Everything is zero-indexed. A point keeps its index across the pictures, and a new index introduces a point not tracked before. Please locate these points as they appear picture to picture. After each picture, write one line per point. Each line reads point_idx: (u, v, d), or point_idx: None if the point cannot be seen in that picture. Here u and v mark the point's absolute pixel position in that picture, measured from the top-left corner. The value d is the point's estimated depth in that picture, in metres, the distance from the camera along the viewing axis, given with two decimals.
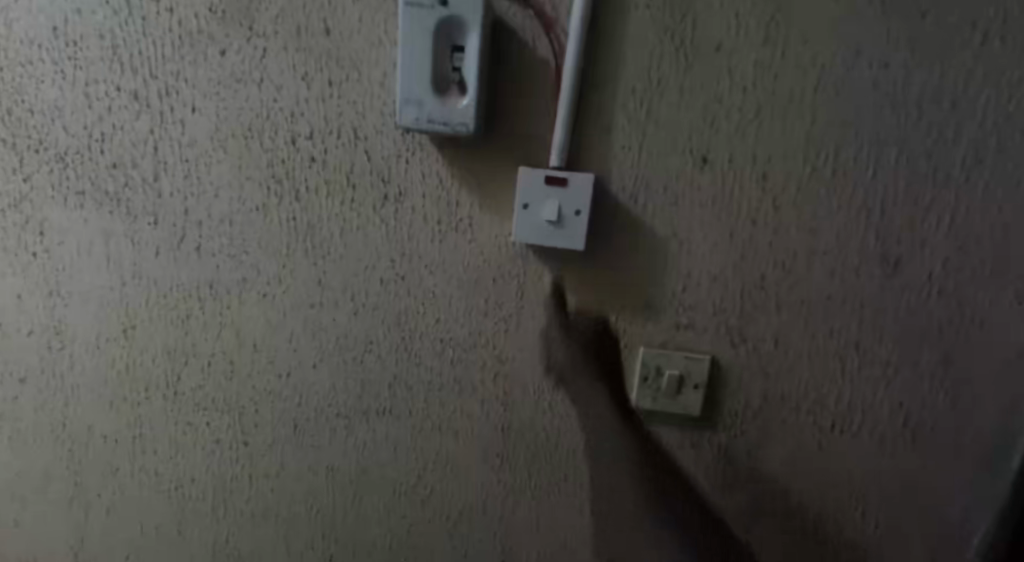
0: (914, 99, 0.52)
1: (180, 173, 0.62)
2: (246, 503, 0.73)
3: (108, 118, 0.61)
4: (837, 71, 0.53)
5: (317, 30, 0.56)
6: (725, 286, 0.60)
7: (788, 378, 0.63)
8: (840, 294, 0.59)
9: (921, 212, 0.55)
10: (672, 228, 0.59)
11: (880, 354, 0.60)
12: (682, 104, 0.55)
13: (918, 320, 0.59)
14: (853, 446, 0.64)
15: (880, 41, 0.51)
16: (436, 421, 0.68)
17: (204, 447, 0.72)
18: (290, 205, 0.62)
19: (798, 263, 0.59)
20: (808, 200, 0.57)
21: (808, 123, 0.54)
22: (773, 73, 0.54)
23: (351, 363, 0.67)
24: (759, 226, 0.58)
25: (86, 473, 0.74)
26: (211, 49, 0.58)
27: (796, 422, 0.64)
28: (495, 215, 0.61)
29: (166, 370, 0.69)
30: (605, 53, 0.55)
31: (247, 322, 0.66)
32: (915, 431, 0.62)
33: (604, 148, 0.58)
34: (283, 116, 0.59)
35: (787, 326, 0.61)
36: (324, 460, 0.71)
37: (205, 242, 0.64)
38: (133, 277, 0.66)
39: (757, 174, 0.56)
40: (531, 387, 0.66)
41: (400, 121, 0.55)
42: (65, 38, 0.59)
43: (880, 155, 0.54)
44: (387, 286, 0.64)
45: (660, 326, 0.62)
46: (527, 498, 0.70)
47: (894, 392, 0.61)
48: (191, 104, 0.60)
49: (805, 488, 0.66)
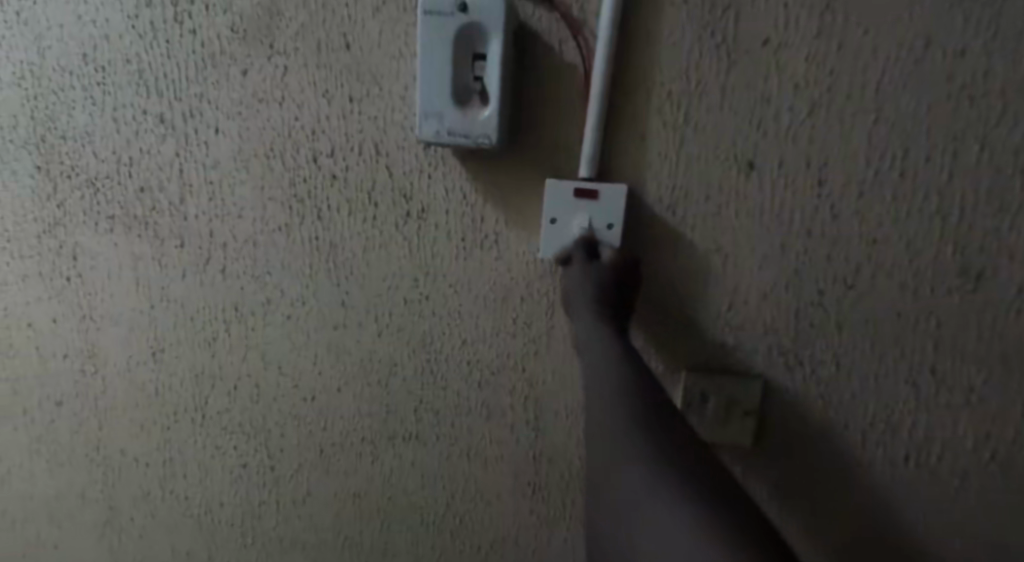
0: (997, 89, 0.46)
1: (205, 196, 0.62)
2: (273, 530, 0.72)
3: (136, 142, 0.61)
4: (905, 63, 0.47)
5: (337, 45, 0.55)
6: (777, 303, 0.54)
7: (852, 406, 0.56)
8: (912, 312, 0.52)
9: (1008, 217, 0.48)
10: (715, 241, 0.54)
11: (962, 380, 0.53)
12: (725, 106, 0.50)
13: (1006, 340, 0.51)
14: (930, 483, 0.56)
15: (955, 26, 0.45)
16: (464, 447, 0.65)
17: (232, 471, 0.71)
18: (313, 224, 0.60)
19: (861, 277, 0.52)
20: (871, 206, 0.50)
21: (871, 121, 0.48)
22: (829, 68, 0.48)
23: (375, 387, 0.64)
24: (814, 237, 0.52)
25: (121, 494, 0.74)
26: (233, 69, 0.57)
27: (863, 454, 0.57)
28: (522, 230, 0.57)
29: (195, 394, 0.69)
30: (638, 54, 0.51)
31: (272, 343, 0.65)
32: (1004, 467, 0.54)
33: (638, 156, 0.53)
34: (304, 135, 0.58)
35: (849, 347, 0.54)
36: (350, 487, 0.69)
37: (229, 264, 0.63)
38: (161, 300, 0.66)
39: (811, 179, 0.51)
40: (564, 411, 0.62)
41: (420, 135, 0.52)
42: (94, 64, 0.59)
43: (957, 154, 0.48)
44: (411, 306, 0.61)
45: (704, 348, 0.57)
46: (562, 529, 0.66)
47: (975, 421, 0.54)
48: (214, 125, 0.59)
49: (876, 528, 0.58)
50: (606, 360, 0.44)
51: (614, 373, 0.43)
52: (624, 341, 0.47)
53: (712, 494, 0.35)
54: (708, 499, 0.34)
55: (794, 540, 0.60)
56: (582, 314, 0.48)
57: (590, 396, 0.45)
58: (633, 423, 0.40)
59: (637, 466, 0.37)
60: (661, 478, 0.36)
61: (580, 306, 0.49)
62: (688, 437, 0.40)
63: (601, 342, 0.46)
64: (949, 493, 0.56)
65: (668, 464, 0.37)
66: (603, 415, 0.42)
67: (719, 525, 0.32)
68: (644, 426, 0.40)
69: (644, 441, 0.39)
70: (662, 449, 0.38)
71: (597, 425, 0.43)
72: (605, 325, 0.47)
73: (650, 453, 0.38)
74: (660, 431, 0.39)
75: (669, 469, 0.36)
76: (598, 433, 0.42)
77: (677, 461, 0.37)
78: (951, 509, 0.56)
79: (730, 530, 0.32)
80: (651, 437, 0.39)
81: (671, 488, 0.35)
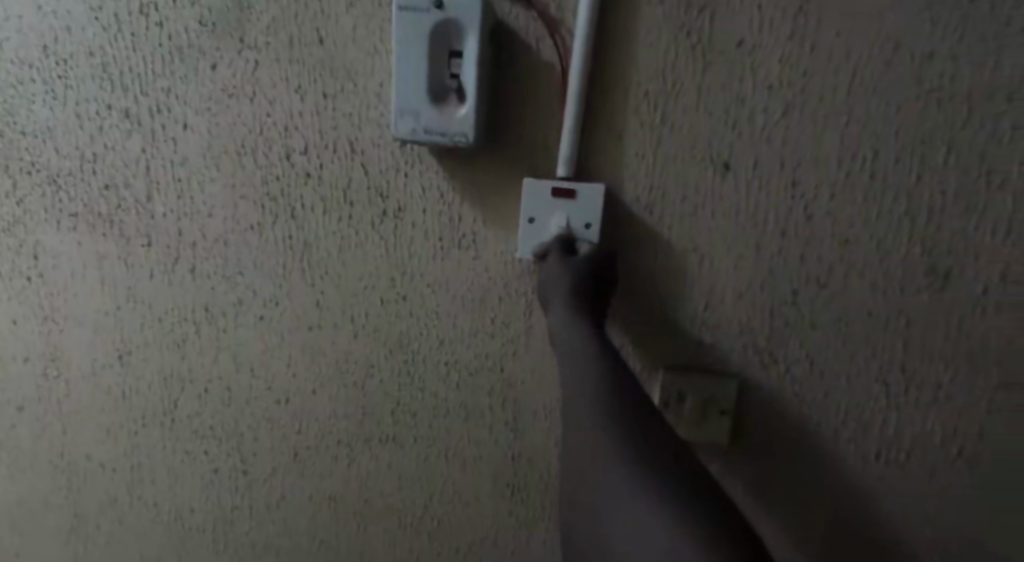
0: (964, 92, 0.47)
1: (174, 193, 0.60)
2: (246, 535, 0.71)
3: (100, 138, 0.59)
4: (875, 65, 0.47)
5: (310, 40, 0.53)
6: (752, 303, 0.55)
7: (825, 403, 0.57)
8: (882, 311, 0.53)
9: (974, 218, 0.49)
10: (691, 241, 0.54)
11: (930, 377, 0.54)
12: (701, 106, 0.50)
13: (972, 338, 0.52)
14: (900, 478, 0.57)
15: (923, 30, 0.46)
16: (443, 449, 0.64)
17: (204, 476, 0.69)
18: (286, 223, 0.59)
19: (834, 277, 0.53)
20: (843, 207, 0.51)
21: (843, 123, 0.49)
22: (802, 69, 0.48)
23: (351, 389, 0.63)
24: (788, 237, 0.53)
25: (87, 500, 0.72)
26: (201, 63, 0.55)
27: (836, 451, 0.58)
28: (500, 229, 0.56)
29: (164, 397, 0.67)
30: (615, 53, 0.50)
31: (244, 344, 0.64)
32: (971, 462, 0.55)
33: (616, 156, 0.53)
34: (276, 131, 0.57)
35: (823, 346, 0.55)
36: (326, 490, 0.67)
37: (198, 264, 0.62)
38: (127, 301, 0.64)
39: (785, 179, 0.51)
40: (543, 411, 0.61)
41: (395, 133, 0.51)
42: (55, 57, 0.57)
43: (925, 157, 0.49)
44: (388, 307, 0.60)
45: (682, 347, 0.57)
46: (541, 530, 0.66)
47: (943, 417, 0.55)
48: (182, 121, 0.58)
49: (850, 523, 0.59)
50: (584, 359, 0.44)
51: (594, 372, 0.43)
52: (602, 338, 0.46)
53: (693, 497, 0.34)
54: (690, 505, 0.33)
55: (772, 537, 0.61)
56: (560, 311, 0.48)
57: (569, 397, 0.44)
58: (612, 423, 0.40)
59: (617, 468, 0.37)
60: (642, 485, 0.35)
61: (558, 302, 0.48)
62: (667, 436, 0.40)
63: (579, 340, 0.45)
64: (918, 488, 0.57)
65: (647, 465, 0.36)
66: (582, 413, 0.42)
67: (700, 530, 0.32)
68: (624, 427, 0.39)
69: (624, 443, 0.38)
70: (642, 451, 0.37)
71: (575, 428, 0.42)
72: (583, 323, 0.47)
73: (630, 455, 0.37)
74: (640, 433, 0.39)
75: (648, 470, 0.36)
76: (578, 436, 0.42)
77: (655, 461, 0.37)
78: (921, 503, 0.58)
79: (710, 534, 0.32)
80: (631, 440, 0.38)
81: (651, 490, 0.35)
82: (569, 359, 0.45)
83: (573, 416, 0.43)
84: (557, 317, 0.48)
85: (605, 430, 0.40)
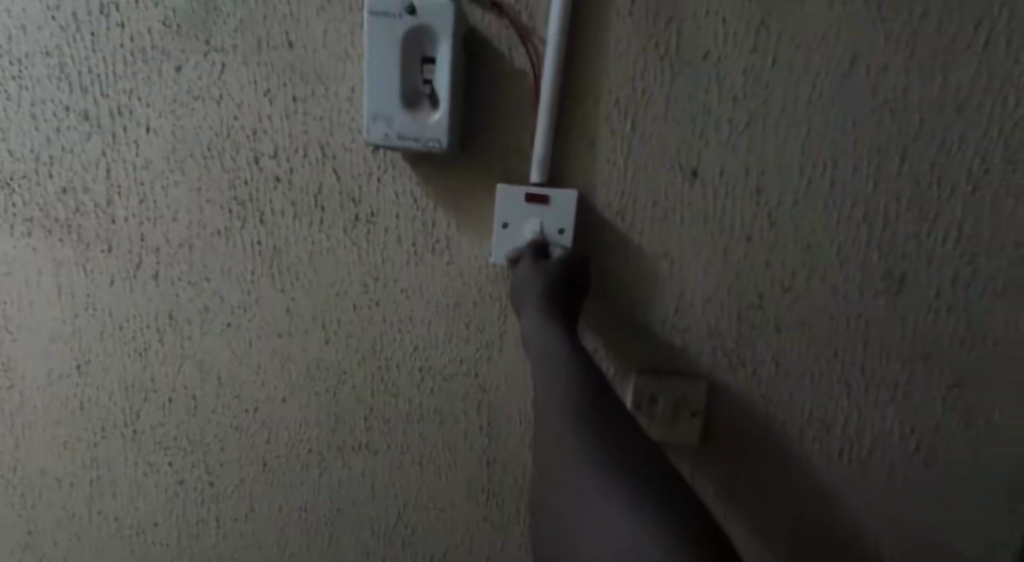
0: (915, 105, 0.49)
1: (135, 198, 0.58)
2: (213, 548, 0.69)
3: (56, 139, 0.57)
4: (834, 78, 0.49)
5: (279, 43, 0.53)
6: (720, 307, 0.56)
7: (790, 403, 0.58)
8: (842, 314, 0.55)
9: (927, 225, 0.52)
10: (662, 246, 0.55)
11: (888, 377, 0.56)
12: (670, 115, 0.52)
13: (926, 339, 0.55)
14: (861, 475, 0.60)
15: (878, 45, 0.48)
16: (417, 455, 0.64)
17: (168, 489, 0.67)
18: (254, 228, 0.58)
19: (797, 281, 0.55)
20: (804, 214, 0.53)
21: (804, 133, 0.51)
22: (765, 81, 0.50)
23: (323, 396, 0.62)
24: (754, 243, 0.54)
25: (42, 517, 0.69)
26: (166, 65, 0.54)
27: (801, 449, 0.60)
28: (475, 234, 0.57)
29: (125, 408, 0.65)
30: (586, 62, 0.51)
31: (211, 352, 0.62)
32: (927, 458, 0.58)
33: (588, 163, 0.54)
34: (244, 135, 0.56)
35: (788, 348, 0.57)
36: (296, 500, 0.66)
37: (162, 270, 0.60)
38: (86, 309, 0.62)
39: (750, 187, 0.53)
40: (517, 415, 0.62)
41: (368, 138, 0.51)
42: (10, 57, 0.55)
43: (881, 166, 0.51)
44: (361, 312, 0.60)
45: (653, 350, 0.58)
46: (516, 535, 0.66)
47: (900, 416, 0.57)
48: (145, 123, 0.56)
49: (814, 521, 0.61)
50: (556, 362, 0.44)
51: (565, 375, 0.43)
52: (574, 342, 0.47)
53: (660, 495, 0.34)
54: (658, 505, 0.33)
55: (741, 535, 0.62)
56: (532, 316, 0.48)
57: (541, 400, 0.44)
58: (582, 424, 0.40)
59: (586, 467, 0.37)
60: (610, 484, 0.35)
61: (530, 306, 0.49)
62: (635, 436, 0.40)
63: (551, 344, 0.46)
64: (878, 484, 0.60)
65: (616, 465, 0.37)
66: (553, 416, 0.42)
67: (665, 524, 0.32)
68: (593, 429, 0.39)
69: (593, 445, 0.38)
70: (611, 452, 0.38)
71: (545, 429, 0.42)
72: (554, 326, 0.47)
73: (599, 455, 0.37)
74: (610, 434, 0.39)
75: (617, 470, 0.36)
76: (548, 437, 0.42)
77: (623, 461, 0.37)
78: (880, 499, 0.60)
79: (674, 529, 0.32)
80: (600, 441, 0.38)
81: (619, 488, 0.35)
82: (541, 361, 0.46)
83: (544, 419, 0.43)
84: (529, 321, 0.49)
85: (575, 430, 0.40)
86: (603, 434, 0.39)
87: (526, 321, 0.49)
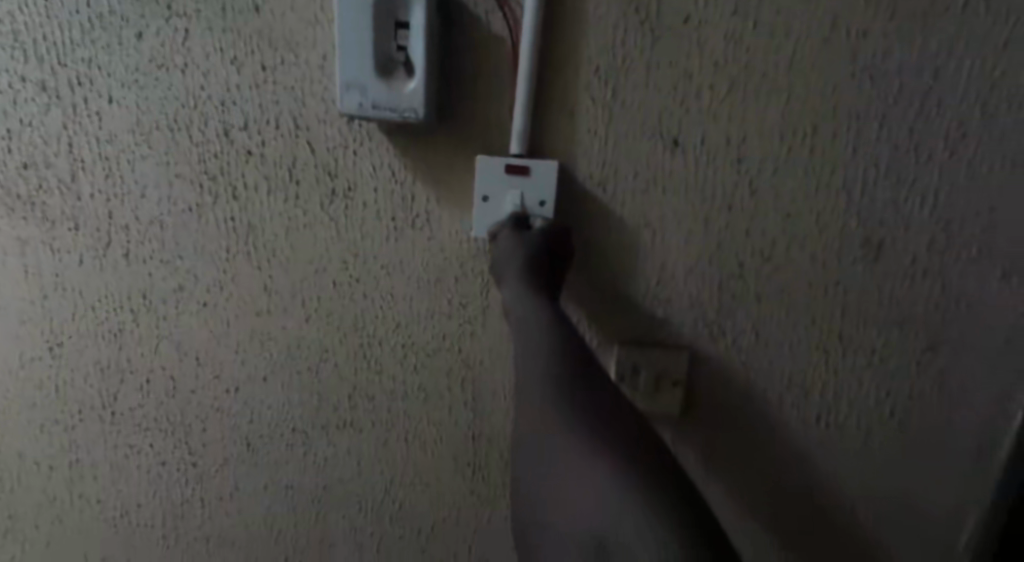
0: (894, 69, 0.49)
1: (101, 173, 0.56)
2: (199, 529, 0.68)
3: (14, 112, 0.54)
4: (813, 42, 0.49)
5: (243, 8, 0.50)
6: (702, 277, 0.56)
7: (771, 371, 0.59)
8: (822, 281, 0.55)
9: (905, 190, 0.52)
10: (643, 217, 0.55)
11: (866, 343, 0.57)
12: (650, 82, 0.51)
13: (904, 305, 0.55)
14: (839, 440, 0.61)
15: (858, 7, 0.47)
16: (402, 432, 0.64)
17: (150, 470, 0.66)
18: (227, 204, 0.56)
19: (777, 249, 0.55)
20: (785, 182, 0.53)
21: (785, 99, 0.50)
22: (745, 46, 0.49)
23: (305, 374, 0.62)
24: (734, 211, 0.54)
25: (22, 501, 0.68)
26: (126, 31, 0.52)
27: (781, 416, 0.60)
28: (455, 208, 0.56)
29: (101, 390, 0.63)
30: (565, 27, 0.50)
31: (187, 331, 0.61)
32: (903, 421, 0.59)
33: (569, 132, 0.53)
34: (212, 106, 0.54)
35: (768, 317, 0.57)
36: (282, 479, 0.66)
37: (133, 248, 0.58)
38: (55, 289, 0.60)
39: (730, 155, 0.52)
40: (501, 389, 0.61)
41: (342, 108, 0.49)
42: None
43: (860, 132, 0.51)
44: (340, 289, 0.59)
45: (636, 321, 0.58)
46: (503, 507, 0.66)
47: (877, 381, 0.58)
48: (106, 94, 0.54)
49: (793, 485, 0.62)
50: (538, 334, 0.44)
51: (548, 347, 0.43)
52: (555, 314, 0.46)
53: (640, 463, 0.34)
54: (638, 475, 0.33)
55: (722, 501, 0.64)
56: (513, 288, 0.48)
57: (522, 372, 0.44)
58: (563, 395, 0.40)
59: (565, 438, 0.37)
60: (590, 453, 0.35)
61: (511, 278, 0.48)
62: (616, 407, 0.40)
63: (532, 315, 0.45)
64: (856, 448, 0.61)
65: (596, 434, 0.36)
66: (534, 387, 0.42)
67: (644, 492, 0.32)
68: (575, 400, 0.39)
69: (574, 415, 0.38)
70: (592, 422, 0.38)
71: (527, 400, 0.42)
72: (536, 298, 0.47)
73: (580, 425, 0.37)
74: (590, 405, 0.39)
75: (598, 440, 0.36)
76: (529, 408, 0.42)
77: (604, 431, 0.37)
78: (857, 464, 0.61)
79: (654, 497, 0.32)
80: (582, 412, 0.38)
81: (600, 458, 0.35)
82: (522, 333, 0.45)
83: (525, 390, 0.43)
84: (510, 293, 0.48)
85: (556, 401, 0.40)
86: (585, 404, 0.39)
87: (507, 293, 0.48)
